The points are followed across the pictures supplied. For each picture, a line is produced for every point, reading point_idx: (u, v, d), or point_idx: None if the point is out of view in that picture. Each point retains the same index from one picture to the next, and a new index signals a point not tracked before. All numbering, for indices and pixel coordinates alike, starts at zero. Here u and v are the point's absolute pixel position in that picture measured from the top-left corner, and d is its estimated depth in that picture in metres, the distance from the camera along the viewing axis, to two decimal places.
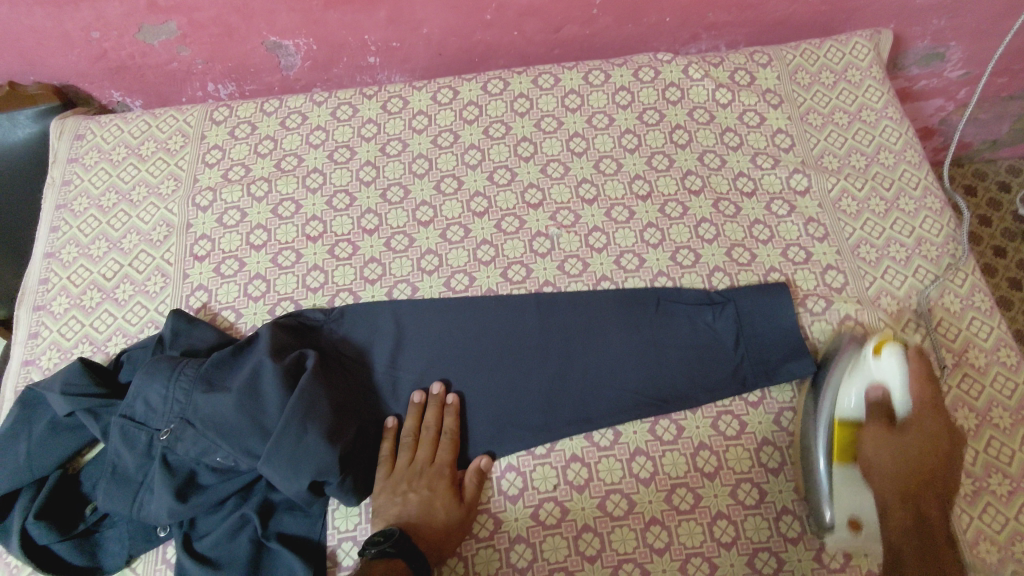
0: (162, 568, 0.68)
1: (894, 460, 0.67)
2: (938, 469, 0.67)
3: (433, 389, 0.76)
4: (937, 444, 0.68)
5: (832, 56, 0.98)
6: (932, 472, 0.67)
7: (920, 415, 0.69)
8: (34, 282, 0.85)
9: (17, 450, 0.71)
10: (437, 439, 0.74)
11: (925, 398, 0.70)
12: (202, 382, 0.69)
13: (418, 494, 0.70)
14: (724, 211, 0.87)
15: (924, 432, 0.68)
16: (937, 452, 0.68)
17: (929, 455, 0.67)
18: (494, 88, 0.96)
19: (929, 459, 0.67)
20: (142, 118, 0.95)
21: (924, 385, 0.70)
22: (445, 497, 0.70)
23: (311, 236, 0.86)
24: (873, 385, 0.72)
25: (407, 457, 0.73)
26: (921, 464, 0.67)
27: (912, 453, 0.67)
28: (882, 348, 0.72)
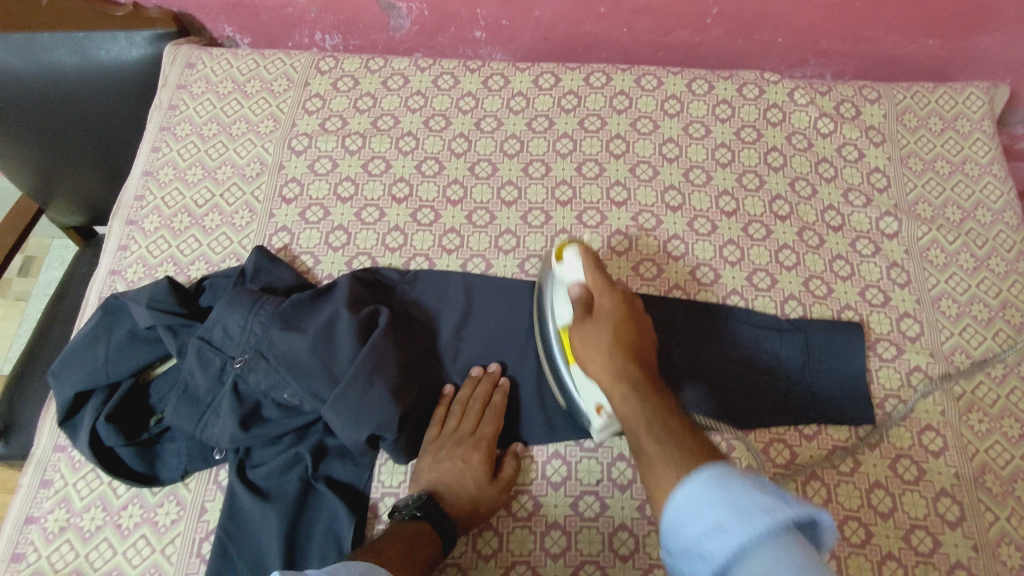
0: (212, 489, 0.71)
1: (594, 344, 0.66)
2: (630, 337, 0.66)
3: (490, 368, 0.77)
4: (618, 314, 0.68)
5: (943, 103, 0.95)
6: (629, 342, 0.66)
7: (601, 297, 0.69)
8: (130, 197, 0.88)
9: (96, 352, 0.74)
10: (483, 413, 0.74)
11: (599, 278, 0.70)
12: (280, 319, 0.71)
13: (454, 463, 0.71)
14: (808, 241, 0.86)
15: (607, 307, 0.68)
16: (622, 320, 0.68)
17: (614, 328, 0.66)
18: (596, 81, 0.95)
19: (612, 328, 0.66)
20: (251, 56, 0.97)
21: (596, 267, 0.71)
22: (480, 471, 0.70)
23: (396, 197, 0.88)
24: (564, 289, 0.73)
25: (451, 425, 0.74)
26: (612, 336, 0.66)
27: (603, 329, 0.66)
28: (562, 253, 0.73)
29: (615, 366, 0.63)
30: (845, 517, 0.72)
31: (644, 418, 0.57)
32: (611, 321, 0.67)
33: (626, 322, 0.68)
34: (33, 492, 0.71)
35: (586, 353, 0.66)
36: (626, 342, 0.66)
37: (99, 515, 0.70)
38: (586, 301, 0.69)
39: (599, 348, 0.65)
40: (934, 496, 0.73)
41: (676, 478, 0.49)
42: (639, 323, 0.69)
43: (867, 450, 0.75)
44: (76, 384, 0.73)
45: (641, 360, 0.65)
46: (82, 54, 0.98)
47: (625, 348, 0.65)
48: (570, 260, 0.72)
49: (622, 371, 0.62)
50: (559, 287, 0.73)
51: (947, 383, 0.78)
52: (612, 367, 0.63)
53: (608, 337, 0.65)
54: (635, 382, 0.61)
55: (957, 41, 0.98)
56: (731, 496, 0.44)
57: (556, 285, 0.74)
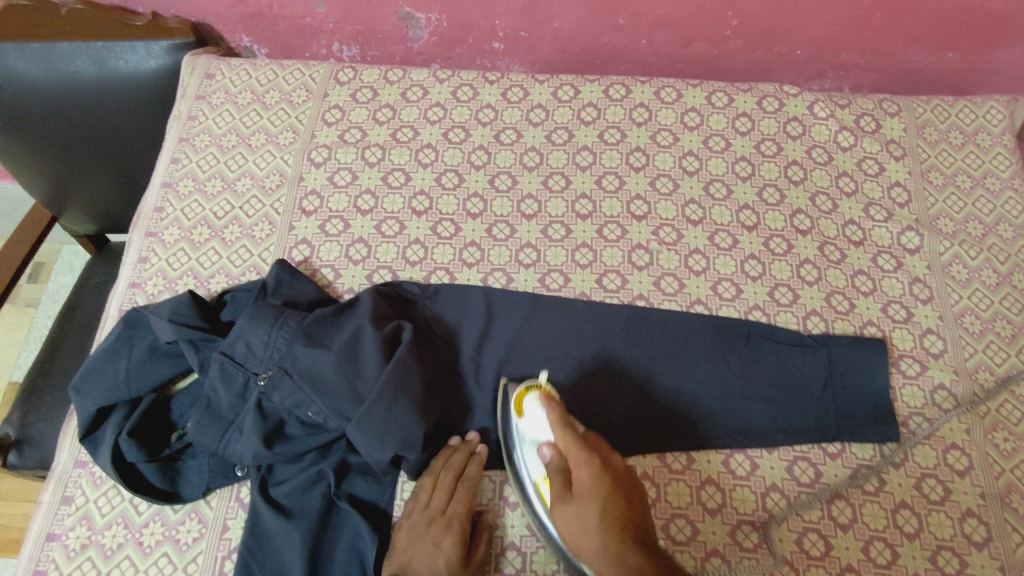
0: (235, 506, 0.71)
1: (585, 535, 0.61)
2: (620, 509, 0.61)
3: (467, 437, 0.74)
4: (602, 488, 0.62)
5: (964, 117, 0.95)
6: (622, 518, 0.61)
7: (574, 461, 0.64)
8: (149, 208, 0.88)
9: (118, 367, 0.74)
10: (455, 488, 0.70)
11: (569, 439, 0.64)
12: (303, 335, 0.71)
13: (423, 548, 0.66)
14: (829, 256, 0.86)
15: (586, 484, 0.62)
16: (606, 495, 0.61)
17: (600, 503, 0.61)
18: (616, 93, 0.95)
19: (600, 509, 0.61)
20: (270, 67, 0.97)
21: (563, 424, 0.66)
22: (451, 553, 0.65)
23: (416, 210, 0.87)
24: (535, 448, 0.68)
25: (423, 500, 0.70)
26: (601, 516, 0.60)
27: (588, 514, 0.61)
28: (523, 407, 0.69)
29: (615, 556, 0.59)
30: (871, 537, 0.71)
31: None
32: (596, 499, 0.61)
33: (612, 494, 0.62)
34: (54, 509, 0.71)
35: (577, 537, 0.61)
36: (619, 521, 0.60)
37: (121, 532, 0.70)
38: (562, 474, 0.64)
39: (592, 533, 0.60)
40: (961, 516, 0.72)
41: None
42: (625, 483, 0.64)
43: (891, 469, 0.75)
44: (98, 399, 0.73)
45: (638, 539, 0.60)
46: (101, 64, 0.98)
47: (618, 522, 0.60)
48: (533, 413, 0.68)
49: (625, 559, 0.58)
50: (528, 443, 0.69)
51: (971, 401, 0.78)
52: (611, 558, 0.59)
53: (597, 520, 0.60)
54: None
55: (977, 54, 0.98)
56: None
57: (524, 444, 0.69)
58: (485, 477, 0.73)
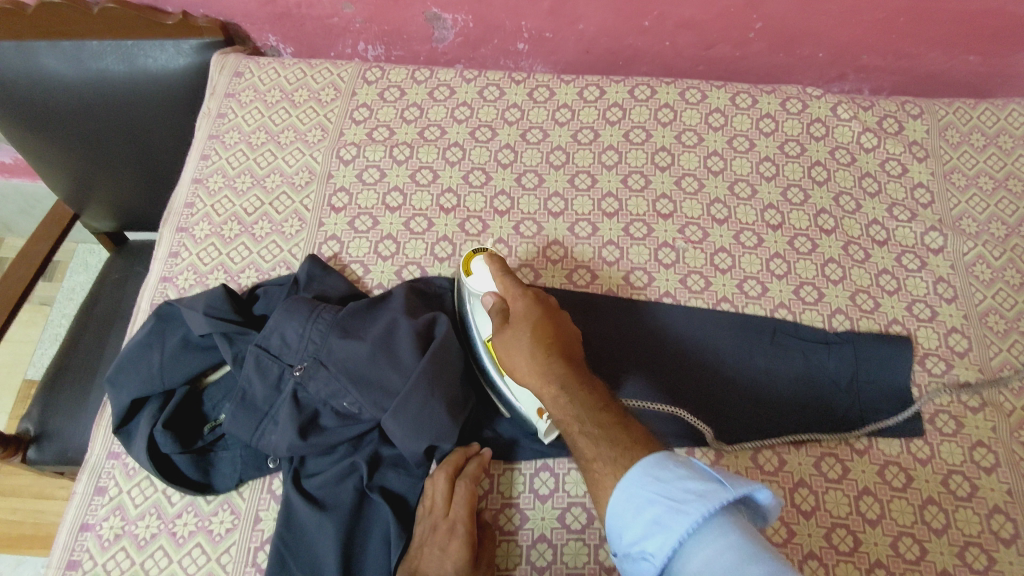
0: (266, 498, 0.71)
1: (516, 351, 0.66)
2: (549, 329, 0.67)
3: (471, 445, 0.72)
4: (533, 312, 0.68)
5: (986, 119, 0.96)
6: (548, 335, 0.66)
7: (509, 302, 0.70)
8: (179, 204, 0.89)
9: (151, 360, 0.74)
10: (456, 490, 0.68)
11: (509, 285, 0.71)
12: (338, 327, 0.72)
13: (431, 552, 0.65)
14: (854, 255, 0.87)
15: (522, 311, 0.69)
16: (537, 319, 0.68)
17: (529, 324, 0.67)
18: (641, 94, 0.96)
19: (529, 329, 0.67)
20: (299, 66, 0.98)
21: (505, 274, 0.72)
22: (459, 558, 0.64)
23: (444, 208, 0.88)
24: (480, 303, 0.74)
25: (427, 505, 0.68)
26: (531, 335, 0.66)
27: (519, 334, 0.67)
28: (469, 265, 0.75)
29: (540, 363, 0.64)
30: (899, 534, 0.72)
31: (576, 415, 0.60)
32: (528, 324, 0.67)
33: (542, 318, 0.68)
34: (87, 500, 0.72)
35: (510, 357, 0.67)
36: (548, 339, 0.66)
37: (154, 523, 0.70)
38: (501, 309, 0.70)
39: (521, 349, 0.66)
40: (988, 513, 0.73)
41: (613, 473, 0.54)
42: (554, 314, 0.69)
43: (918, 466, 0.75)
44: (133, 392, 0.73)
45: (564, 352, 0.66)
46: (130, 62, 1.00)
47: (547, 339, 0.66)
48: (480, 270, 0.74)
49: (548, 366, 0.64)
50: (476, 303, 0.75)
51: (997, 400, 0.78)
52: (538, 367, 0.64)
53: (527, 339, 0.66)
54: (562, 379, 0.62)
55: (997, 57, 0.99)
56: (661, 488, 0.49)
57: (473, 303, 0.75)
58: (513, 469, 0.73)
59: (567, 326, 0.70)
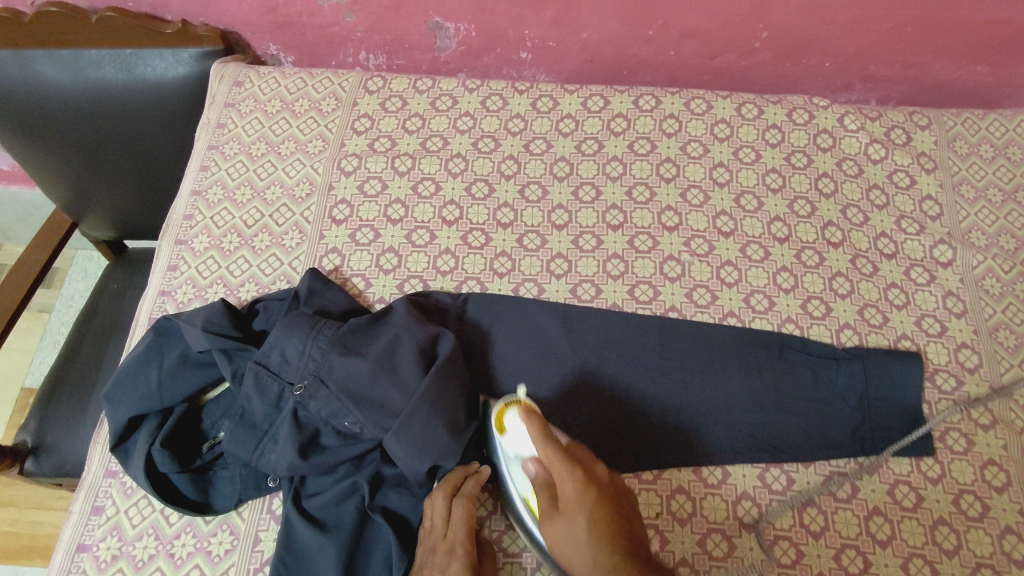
0: (266, 518, 0.70)
1: (571, 542, 0.59)
2: (607, 514, 0.60)
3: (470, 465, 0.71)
4: (585, 495, 0.60)
5: (995, 130, 0.95)
6: (606, 521, 0.59)
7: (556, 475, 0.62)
8: (178, 216, 0.87)
9: (149, 376, 0.73)
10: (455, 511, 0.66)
11: (554, 454, 0.62)
12: (339, 344, 0.71)
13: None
14: (862, 269, 0.85)
15: (571, 491, 0.61)
16: (592, 504, 0.60)
17: (584, 508, 0.59)
18: (646, 104, 0.95)
19: (586, 513, 0.59)
20: (299, 75, 0.97)
21: (547, 436, 0.64)
22: None
23: (447, 220, 0.87)
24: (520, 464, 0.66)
25: (426, 527, 0.66)
26: (588, 522, 0.59)
27: (575, 520, 0.59)
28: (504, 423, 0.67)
29: (603, 564, 0.56)
30: (910, 555, 0.70)
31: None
32: (581, 511, 0.59)
33: (598, 503, 0.60)
34: (84, 519, 0.70)
35: (567, 551, 0.59)
36: (607, 530, 0.58)
37: (151, 544, 0.69)
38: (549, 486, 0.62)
39: (578, 540, 0.58)
40: (1000, 534, 0.71)
41: None
42: (608, 491, 0.62)
43: (929, 485, 0.74)
44: (130, 410, 0.72)
45: (628, 543, 0.58)
46: (129, 71, 0.99)
47: (606, 527, 0.58)
48: (515, 428, 0.66)
49: (614, 568, 0.55)
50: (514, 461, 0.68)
51: (1008, 418, 0.77)
52: (600, 564, 0.56)
53: (584, 530, 0.58)
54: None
55: (1005, 67, 0.98)
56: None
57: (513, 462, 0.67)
58: None
59: (621, 499, 0.62)
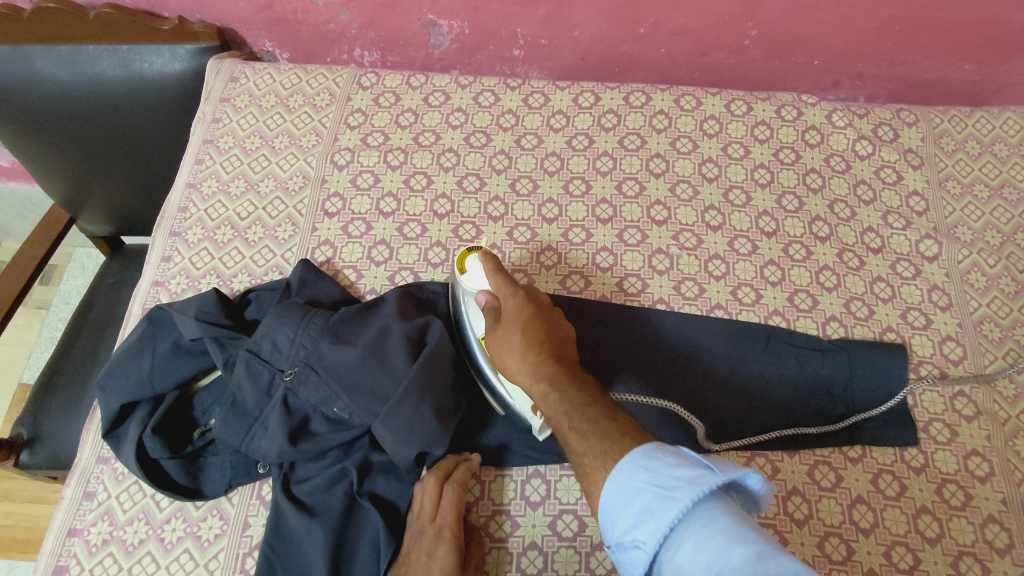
0: (256, 503, 0.71)
1: (508, 353, 0.68)
2: (540, 332, 0.68)
3: (465, 455, 0.72)
4: (524, 313, 0.69)
5: (981, 127, 0.96)
6: (539, 337, 0.67)
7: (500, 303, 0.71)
8: (173, 208, 0.88)
9: (142, 364, 0.74)
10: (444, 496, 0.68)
11: (501, 282, 0.71)
12: (329, 332, 0.72)
13: (418, 558, 0.65)
14: (848, 263, 0.86)
15: (512, 311, 0.70)
16: (528, 319, 0.69)
17: (520, 325, 0.68)
18: (636, 100, 0.96)
19: (520, 329, 0.68)
20: (294, 71, 0.98)
21: (498, 272, 0.72)
22: (446, 564, 0.64)
23: (438, 213, 0.88)
24: (474, 300, 0.74)
25: (416, 511, 0.68)
26: (522, 337, 0.68)
27: (510, 334, 0.68)
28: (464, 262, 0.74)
29: (530, 364, 0.65)
30: (893, 543, 0.71)
31: (568, 409, 0.60)
32: (518, 324, 0.68)
33: (532, 318, 0.69)
34: (75, 504, 0.71)
35: (502, 355, 0.68)
36: (538, 339, 0.67)
37: (142, 529, 0.70)
38: (493, 309, 0.71)
39: (512, 350, 0.67)
40: (982, 522, 0.72)
41: (602, 466, 0.54)
42: (544, 315, 0.70)
43: (913, 475, 0.74)
44: (122, 397, 0.73)
45: (557, 354, 0.66)
46: (127, 67, 1.00)
47: (538, 342, 0.67)
48: (474, 269, 0.73)
49: (539, 366, 0.65)
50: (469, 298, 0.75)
51: (992, 408, 0.78)
52: (529, 367, 0.65)
53: (518, 342, 0.67)
54: (552, 378, 0.63)
55: (992, 66, 0.99)
56: (652, 477, 0.48)
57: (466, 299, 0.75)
58: (505, 476, 0.73)
59: (558, 325, 0.71)
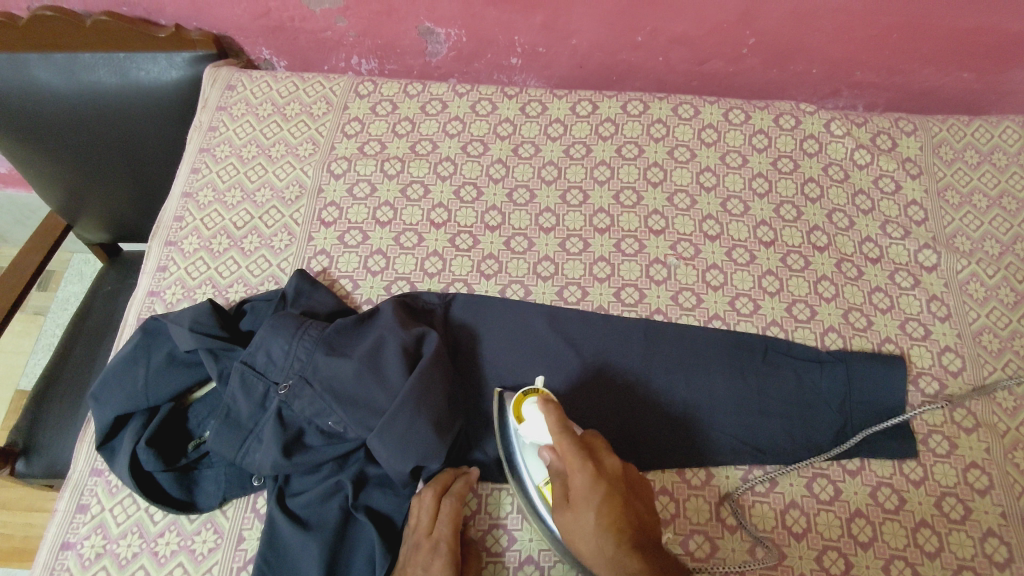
0: (250, 516, 0.70)
1: (582, 536, 0.58)
2: (618, 509, 0.58)
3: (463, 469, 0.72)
4: (598, 487, 0.59)
5: (980, 136, 0.96)
6: (616, 516, 0.58)
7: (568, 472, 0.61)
8: (169, 218, 0.88)
9: (136, 375, 0.74)
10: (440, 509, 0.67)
11: (567, 444, 0.61)
12: (324, 344, 0.72)
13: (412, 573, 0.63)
14: (847, 273, 0.86)
15: (582, 487, 0.59)
16: (605, 494, 0.59)
17: (597, 504, 0.58)
18: (634, 109, 0.96)
19: (596, 508, 0.58)
20: (291, 79, 0.98)
21: (562, 428, 0.63)
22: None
23: (435, 223, 0.88)
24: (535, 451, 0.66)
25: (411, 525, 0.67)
26: (599, 518, 0.58)
27: (584, 516, 0.58)
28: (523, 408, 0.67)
29: (610, 555, 0.56)
30: (892, 557, 0.71)
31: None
32: (592, 502, 0.58)
33: (611, 493, 0.59)
34: (69, 517, 0.71)
35: (574, 538, 0.59)
36: (615, 520, 0.58)
37: (135, 542, 0.69)
38: (562, 478, 0.62)
39: (587, 533, 0.58)
40: (982, 536, 0.72)
41: None
42: (620, 485, 0.61)
43: (912, 488, 0.74)
44: (116, 408, 0.73)
45: (639, 540, 0.57)
46: (123, 75, 1.00)
47: (617, 523, 0.57)
48: (532, 417, 0.66)
49: (618, 558, 0.55)
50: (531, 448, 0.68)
51: (991, 421, 0.78)
52: (610, 560, 0.56)
53: (592, 523, 0.58)
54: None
55: (991, 74, 0.98)
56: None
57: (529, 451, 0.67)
58: (502, 488, 0.73)
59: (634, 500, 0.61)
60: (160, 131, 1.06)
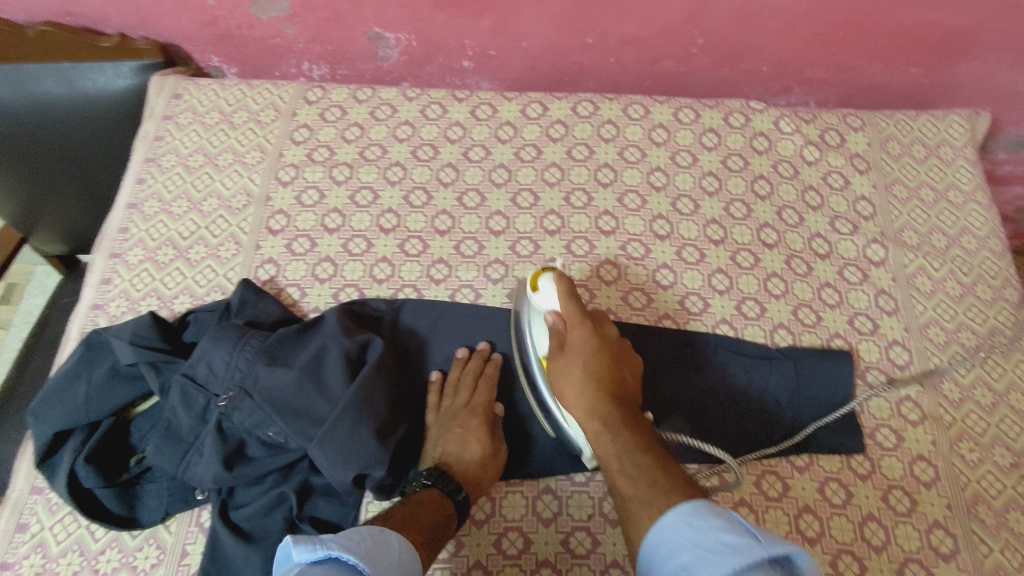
0: (194, 530, 0.69)
1: (568, 388, 0.68)
2: (605, 367, 0.68)
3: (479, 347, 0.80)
4: (591, 349, 0.69)
5: (927, 131, 0.97)
6: (602, 371, 0.68)
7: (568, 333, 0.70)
8: (114, 229, 0.87)
9: (77, 390, 0.73)
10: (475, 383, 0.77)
11: (573, 310, 0.70)
12: (265, 355, 0.71)
13: (452, 432, 0.73)
14: (796, 269, 0.86)
15: (579, 342, 0.69)
16: (596, 354, 0.69)
17: (586, 361, 0.68)
18: (583, 110, 0.96)
19: (583, 363, 0.68)
20: (239, 87, 0.97)
21: (570, 295, 0.71)
22: (479, 435, 0.72)
23: (384, 228, 0.87)
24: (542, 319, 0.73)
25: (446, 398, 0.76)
26: (585, 371, 0.68)
27: (572, 367, 0.68)
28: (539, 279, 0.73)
29: (590, 400, 0.66)
30: (839, 552, 0.71)
31: (618, 453, 0.62)
32: (580, 360, 0.68)
33: (601, 356, 0.69)
34: (7, 537, 0.69)
35: (562, 386, 0.69)
36: (598, 374, 0.68)
37: (76, 560, 0.68)
38: (558, 335, 0.70)
39: (572, 382, 0.68)
40: (928, 528, 0.72)
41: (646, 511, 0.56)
42: (614, 349, 0.70)
43: (859, 482, 0.74)
44: (57, 424, 0.72)
45: (616, 395, 0.67)
46: (69, 85, 0.98)
47: (599, 376, 0.67)
48: (544, 287, 0.72)
49: (596, 405, 0.66)
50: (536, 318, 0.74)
51: (937, 412, 0.78)
52: (586, 403, 0.67)
53: (579, 371, 0.68)
54: (607, 420, 0.65)
55: (938, 69, 0.99)
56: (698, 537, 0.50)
57: (535, 319, 0.74)
58: None
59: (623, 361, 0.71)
60: (110, 141, 1.05)
